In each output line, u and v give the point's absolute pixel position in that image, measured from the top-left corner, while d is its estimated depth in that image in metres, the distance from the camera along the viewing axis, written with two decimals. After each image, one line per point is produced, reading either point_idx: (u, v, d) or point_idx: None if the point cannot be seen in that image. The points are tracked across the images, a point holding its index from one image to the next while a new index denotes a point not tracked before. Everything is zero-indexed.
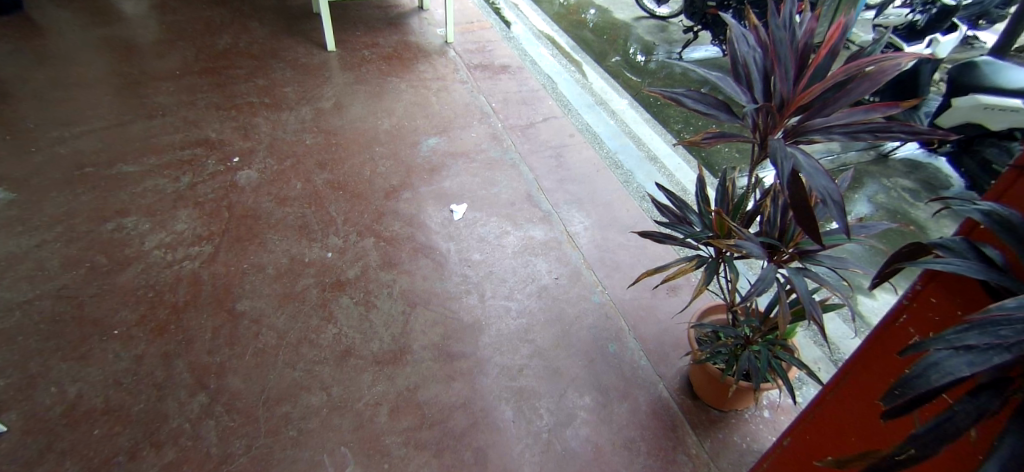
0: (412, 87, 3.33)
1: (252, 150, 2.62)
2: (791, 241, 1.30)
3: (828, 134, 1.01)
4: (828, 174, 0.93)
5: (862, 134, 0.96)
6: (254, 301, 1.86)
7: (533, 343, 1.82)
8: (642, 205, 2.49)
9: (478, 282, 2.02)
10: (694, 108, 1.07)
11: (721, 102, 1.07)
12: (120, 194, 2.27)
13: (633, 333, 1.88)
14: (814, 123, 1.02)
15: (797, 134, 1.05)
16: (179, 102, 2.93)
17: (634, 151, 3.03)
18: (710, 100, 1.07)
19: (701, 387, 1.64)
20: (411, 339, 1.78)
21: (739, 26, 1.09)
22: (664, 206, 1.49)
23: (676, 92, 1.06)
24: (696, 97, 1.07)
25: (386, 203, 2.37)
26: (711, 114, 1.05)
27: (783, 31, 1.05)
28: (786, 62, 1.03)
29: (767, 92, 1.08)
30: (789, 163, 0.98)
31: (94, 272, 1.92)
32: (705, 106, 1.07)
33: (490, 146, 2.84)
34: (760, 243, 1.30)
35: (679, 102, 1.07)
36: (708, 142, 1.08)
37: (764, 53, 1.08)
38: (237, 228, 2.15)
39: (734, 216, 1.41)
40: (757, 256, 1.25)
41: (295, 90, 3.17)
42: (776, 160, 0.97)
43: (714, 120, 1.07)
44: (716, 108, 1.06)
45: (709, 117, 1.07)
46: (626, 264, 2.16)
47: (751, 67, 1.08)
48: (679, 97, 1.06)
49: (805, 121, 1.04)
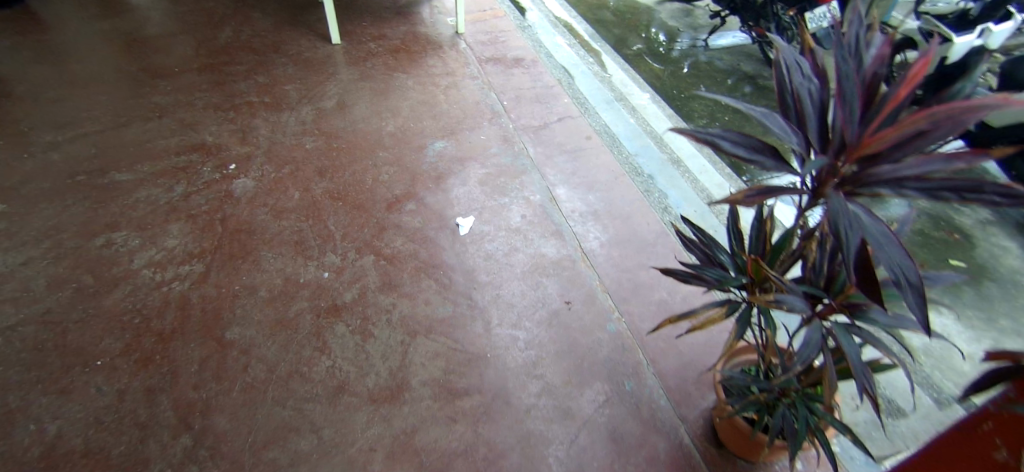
0: (420, 84, 3.15)
1: (249, 155, 2.49)
2: (839, 293, 1.12)
3: (898, 189, 0.80)
4: (904, 250, 0.77)
5: (942, 192, 0.76)
6: (244, 329, 1.74)
7: (542, 379, 1.67)
8: (662, 219, 2.31)
9: (484, 308, 1.87)
10: (735, 153, 0.88)
11: (766, 143, 0.89)
12: (111, 206, 2.16)
13: (652, 368, 1.72)
14: (880, 171, 0.82)
15: (858, 182, 0.86)
16: (177, 103, 2.81)
17: (655, 153, 2.84)
18: (751, 140, 0.89)
19: (726, 435, 1.49)
20: (410, 373, 1.65)
21: (793, 52, 0.94)
22: (691, 242, 1.32)
23: (713, 133, 0.88)
24: (738, 137, 0.89)
25: (388, 216, 2.22)
26: (755, 161, 0.88)
27: (846, 61, 0.88)
28: (852, 100, 0.85)
29: (823, 132, 0.92)
30: (856, 233, 0.81)
31: (80, 294, 1.82)
32: (746, 148, 0.89)
33: (500, 150, 2.66)
34: (803, 294, 1.13)
35: (714, 146, 0.88)
36: (752, 201, 0.88)
37: (822, 84, 0.92)
38: (230, 245, 2.03)
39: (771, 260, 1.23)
40: (800, 311, 1.09)
41: (297, 88, 3.02)
42: (841, 232, 0.82)
43: (758, 167, 0.89)
44: (760, 151, 0.89)
45: (752, 163, 0.89)
46: (645, 287, 1.98)
47: (804, 100, 0.93)
48: (714, 140, 0.88)
49: (869, 169, 0.84)
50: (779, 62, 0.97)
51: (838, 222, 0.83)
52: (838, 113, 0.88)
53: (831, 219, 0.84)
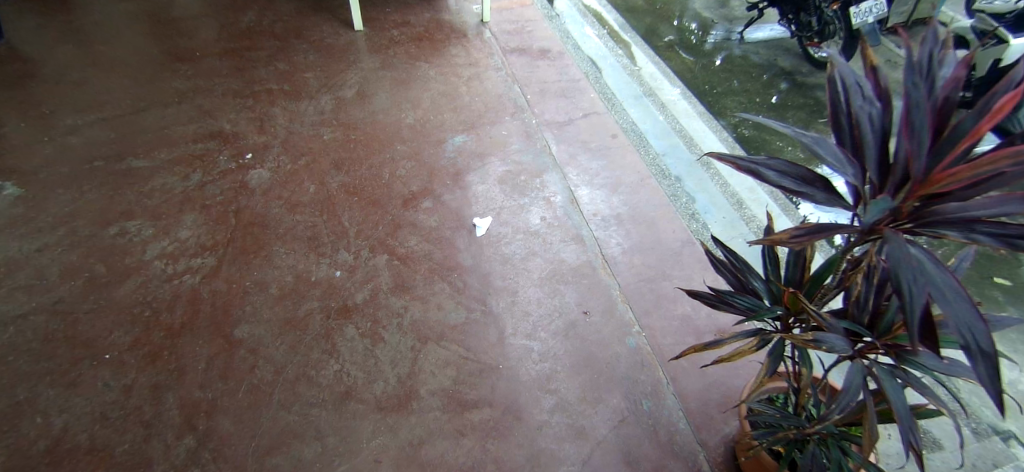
0: (441, 74, 3.06)
1: (266, 145, 2.47)
2: (885, 334, 1.00)
3: (968, 232, 0.70)
4: (975, 309, 0.65)
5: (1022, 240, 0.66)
6: (253, 328, 1.71)
7: (556, 394, 1.59)
8: (689, 225, 2.20)
9: (498, 315, 1.79)
10: (782, 185, 0.76)
11: (816, 173, 0.77)
12: (127, 194, 2.17)
13: (672, 387, 1.63)
14: (945, 208, 0.72)
15: (919, 219, 0.75)
16: (196, 88, 2.79)
17: (683, 153, 2.72)
18: (801, 169, 0.77)
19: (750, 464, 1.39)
20: (419, 382, 1.59)
21: (852, 69, 0.82)
22: (721, 263, 1.21)
23: (757, 161, 0.77)
24: (786, 165, 0.77)
25: (404, 213, 2.16)
26: (803, 194, 0.76)
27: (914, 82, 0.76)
28: (923, 131, 0.73)
29: (883, 161, 0.79)
30: (919, 291, 0.70)
31: (93, 284, 1.82)
32: (795, 179, 0.77)
33: (522, 146, 2.57)
34: (844, 332, 1.02)
35: (759, 178, 0.76)
36: (799, 241, 0.75)
37: (885, 107, 0.79)
38: (243, 238, 2.01)
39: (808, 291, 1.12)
40: (840, 351, 0.99)
41: (317, 76, 2.97)
42: (904, 290, 0.71)
43: (807, 201, 0.77)
44: (811, 182, 0.77)
45: (800, 196, 0.77)
46: (668, 299, 1.88)
47: (863, 126, 0.80)
48: (758, 169, 0.76)
49: (932, 206, 0.74)
50: (834, 78, 0.86)
51: (898, 277, 0.72)
52: (903, 143, 0.76)
53: (890, 273, 0.72)
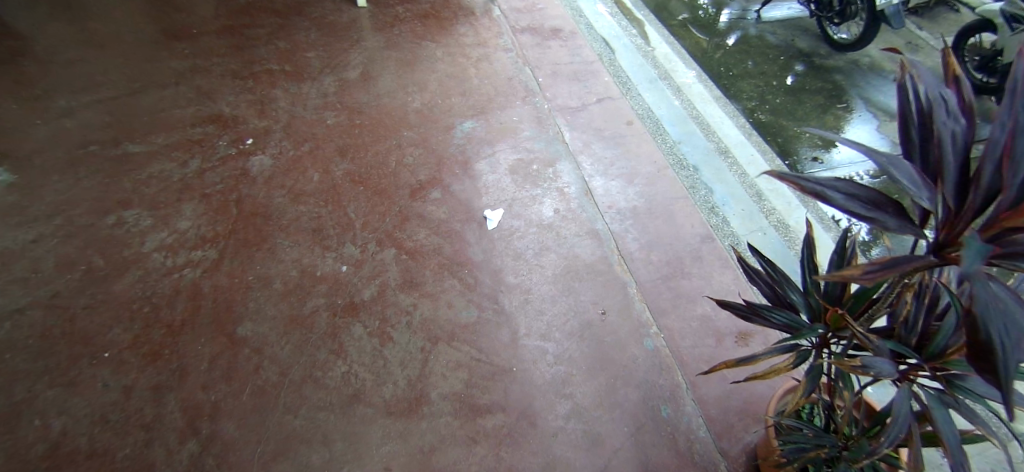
0: (449, 55, 2.93)
1: (267, 130, 2.38)
2: (933, 357, 0.93)
3: None
4: None
5: None
6: (257, 325, 1.65)
7: (571, 399, 1.53)
8: (708, 219, 2.10)
9: (511, 314, 1.72)
10: (849, 209, 0.67)
11: (887, 197, 0.69)
12: (123, 181, 2.09)
13: (692, 392, 1.56)
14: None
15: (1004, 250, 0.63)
16: (193, 68, 2.67)
17: (700, 141, 2.62)
18: (870, 191, 0.69)
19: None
20: (429, 385, 1.54)
21: (937, 81, 0.73)
22: (755, 273, 1.14)
23: (823, 181, 0.67)
24: (853, 188, 0.68)
25: (412, 204, 2.08)
26: (873, 221, 0.67)
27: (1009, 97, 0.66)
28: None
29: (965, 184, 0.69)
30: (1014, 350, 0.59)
31: (90, 278, 1.76)
32: (864, 201, 0.68)
33: (534, 133, 2.46)
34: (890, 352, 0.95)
35: (825, 200, 0.67)
36: (873, 279, 0.64)
37: (971, 124, 0.70)
38: (245, 230, 1.93)
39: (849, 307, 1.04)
40: (887, 375, 0.92)
41: (320, 56, 2.84)
42: (997, 345, 0.59)
43: (876, 227, 0.68)
44: (882, 206, 0.68)
45: (869, 221, 0.68)
46: (687, 298, 1.81)
47: (944, 144, 0.71)
48: (824, 190, 0.67)
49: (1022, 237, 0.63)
50: (911, 89, 0.77)
51: (988, 330, 0.60)
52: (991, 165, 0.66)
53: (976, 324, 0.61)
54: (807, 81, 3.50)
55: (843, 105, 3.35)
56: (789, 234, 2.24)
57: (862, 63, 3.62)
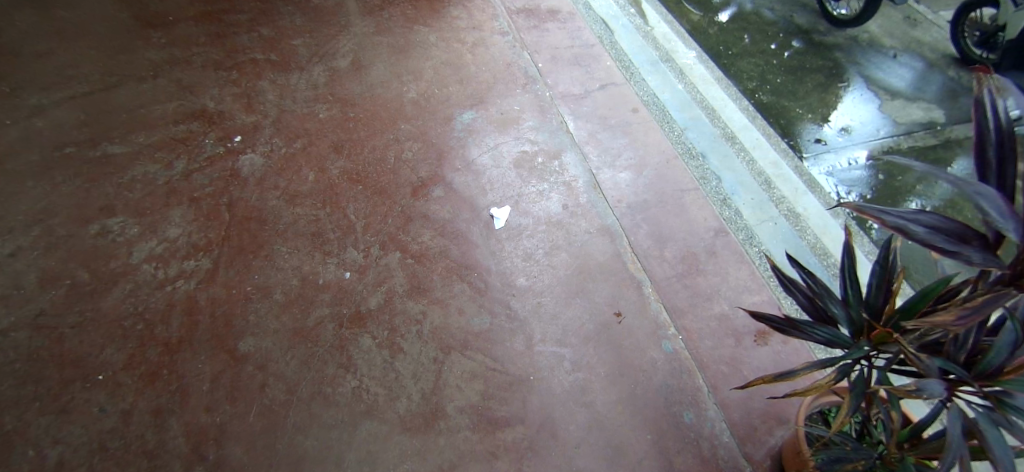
0: (443, 40, 2.79)
1: (256, 126, 2.26)
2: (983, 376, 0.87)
3: None
4: None
5: None
6: (259, 340, 1.58)
7: (591, 408, 1.48)
8: (721, 212, 2.04)
9: (525, 320, 1.66)
10: (931, 242, 0.63)
11: (973, 229, 0.64)
12: (105, 186, 1.98)
13: (713, 395, 1.53)
14: None
15: None
16: (172, 60, 2.52)
17: (706, 125, 2.54)
18: (956, 224, 0.64)
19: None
20: (445, 398, 1.48)
21: None
22: (792, 284, 1.08)
23: (906, 214, 0.64)
24: (938, 219, 0.64)
25: (414, 204, 1.98)
26: (960, 256, 0.62)
27: None
28: None
29: None
30: None
31: (77, 295, 1.67)
32: (949, 235, 0.63)
33: (536, 123, 2.37)
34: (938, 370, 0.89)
35: (909, 235, 0.63)
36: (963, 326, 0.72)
37: None
38: (239, 236, 1.84)
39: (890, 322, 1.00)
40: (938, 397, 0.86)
41: (306, 43, 2.69)
42: None
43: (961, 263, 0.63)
44: (969, 240, 0.63)
45: (954, 257, 0.63)
46: (703, 296, 1.76)
47: None
48: (908, 226, 0.63)
49: None
50: (992, 107, 0.73)
51: None
52: None
53: None
54: (809, 59, 3.42)
55: (845, 85, 3.28)
56: (800, 223, 2.20)
57: (862, 39, 3.54)
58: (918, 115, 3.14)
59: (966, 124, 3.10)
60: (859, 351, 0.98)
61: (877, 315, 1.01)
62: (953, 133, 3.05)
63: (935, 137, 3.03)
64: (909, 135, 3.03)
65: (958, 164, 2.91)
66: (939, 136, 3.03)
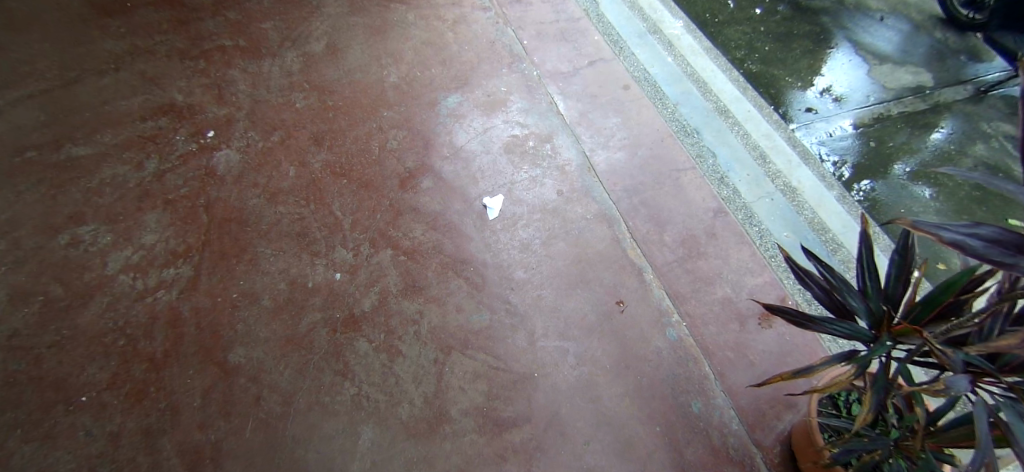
0: (422, 18, 2.65)
1: (229, 119, 2.13)
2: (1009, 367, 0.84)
3: None
4: None
5: None
6: (249, 350, 1.51)
7: (598, 403, 1.46)
8: (719, 191, 1.98)
9: (525, 314, 1.62)
10: (987, 256, 0.61)
11: None
12: (72, 192, 1.87)
13: (720, 382, 1.51)
14: None
15: None
16: (134, 50, 2.36)
17: (698, 99, 2.47)
18: (1017, 235, 0.61)
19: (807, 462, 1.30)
20: (448, 401, 1.44)
21: None
22: (808, 276, 1.04)
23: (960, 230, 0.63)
24: (997, 233, 0.62)
25: (403, 196, 1.90)
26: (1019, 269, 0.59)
27: None
28: None
29: None
30: None
31: (51, 312, 1.59)
32: (1007, 247, 0.61)
33: (524, 104, 2.27)
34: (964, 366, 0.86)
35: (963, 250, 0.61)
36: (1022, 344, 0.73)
37: None
38: (220, 240, 1.75)
39: (910, 314, 0.97)
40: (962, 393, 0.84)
41: (277, 27, 2.53)
42: None
43: None
44: None
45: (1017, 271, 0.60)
46: (705, 281, 1.72)
47: None
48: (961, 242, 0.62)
49: None
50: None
51: None
52: None
53: None
54: (797, 24, 3.35)
55: (834, 51, 3.22)
56: (797, 199, 2.16)
57: (850, 2, 3.46)
58: (906, 79, 3.09)
59: (954, 86, 3.07)
60: (882, 347, 0.95)
61: (897, 306, 0.98)
62: (941, 97, 3.02)
63: (924, 101, 3.00)
64: (898, 100, 2.99)
65: (944, 128, 2.89)
66: (927, 100, 2.99)
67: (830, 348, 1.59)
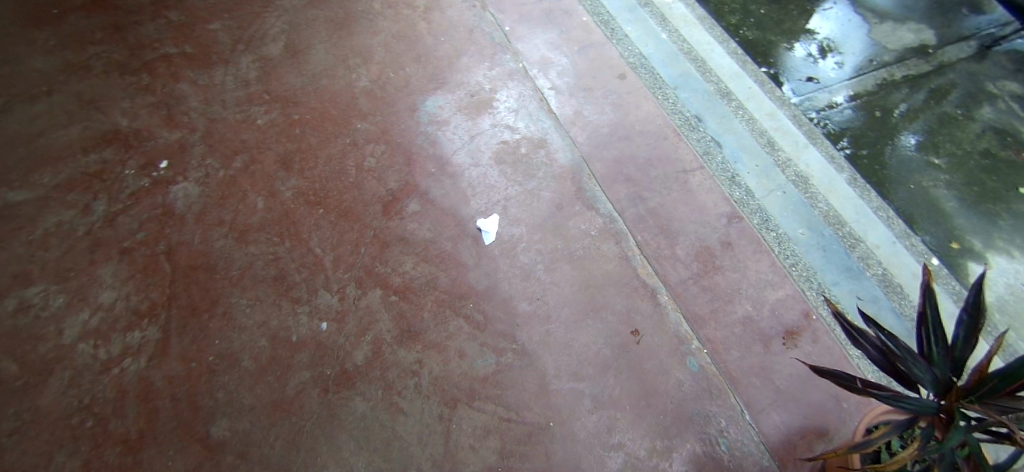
0: (389, 6, 2.38)
1: (183, 144, 1.90)
2: None
3: None
4: None
5: None
6: (234, 422, 1.37)
7: (622, 449, 1.36)
8: (730, 193, 1.84)
9: (535, 354, 1.49)
10: None
11: None
12: (14, 247, 1.65)
13: (748, 413, 1.41)
14: None
15: None
16: (68, 67, 2.08)
17: (698, 82, 2.20)
18: None
19: None
20: (460, 463, 1.32)
21: None
22: (862, 337, 0.92)
23: None
24: None
25: (387, 225, 1.72)
26: None
27: None
28: None
29: None
30: None
31: (5, 394, 1.41)
32: None
33: (511, 103, 2.07)
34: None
35: None
36: None
37: None
38: (188, 293, 1.57)
39: (982, 386, 0.82)
40: None
41: (226, 26, 2.25)
42: None
43: None
44: None
45: None
46: (724, 299, 1.60)
47: None
48: None
49: None
50: None
51: None
52: None
53: None
54: None
55: (828, 6, 3.01)
56: (809, 188, 1.89)
57: None
58: (909, 38, 2.88)
59: (957, 44, 2.86)
60: (958, 432, 0.81)
61: (963, 372, 0.87)
62: (945, 56, 2.80)
63: (928, 62, 2.78)
64: (901, 63, 2.78)
65: (950, 89, 2.68)
66: (932, 61, 2.78)
67: (860, 366, 1.49)
